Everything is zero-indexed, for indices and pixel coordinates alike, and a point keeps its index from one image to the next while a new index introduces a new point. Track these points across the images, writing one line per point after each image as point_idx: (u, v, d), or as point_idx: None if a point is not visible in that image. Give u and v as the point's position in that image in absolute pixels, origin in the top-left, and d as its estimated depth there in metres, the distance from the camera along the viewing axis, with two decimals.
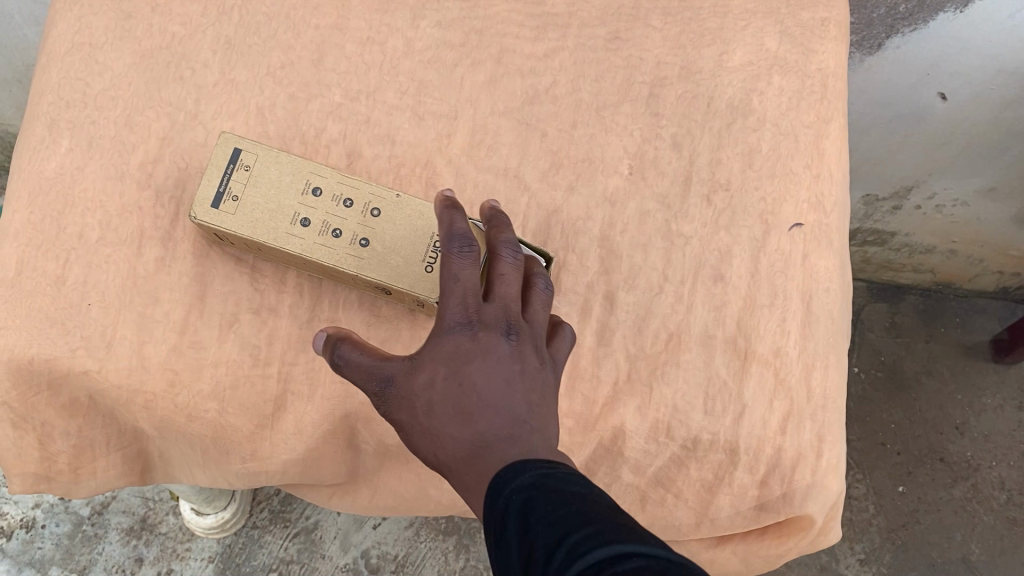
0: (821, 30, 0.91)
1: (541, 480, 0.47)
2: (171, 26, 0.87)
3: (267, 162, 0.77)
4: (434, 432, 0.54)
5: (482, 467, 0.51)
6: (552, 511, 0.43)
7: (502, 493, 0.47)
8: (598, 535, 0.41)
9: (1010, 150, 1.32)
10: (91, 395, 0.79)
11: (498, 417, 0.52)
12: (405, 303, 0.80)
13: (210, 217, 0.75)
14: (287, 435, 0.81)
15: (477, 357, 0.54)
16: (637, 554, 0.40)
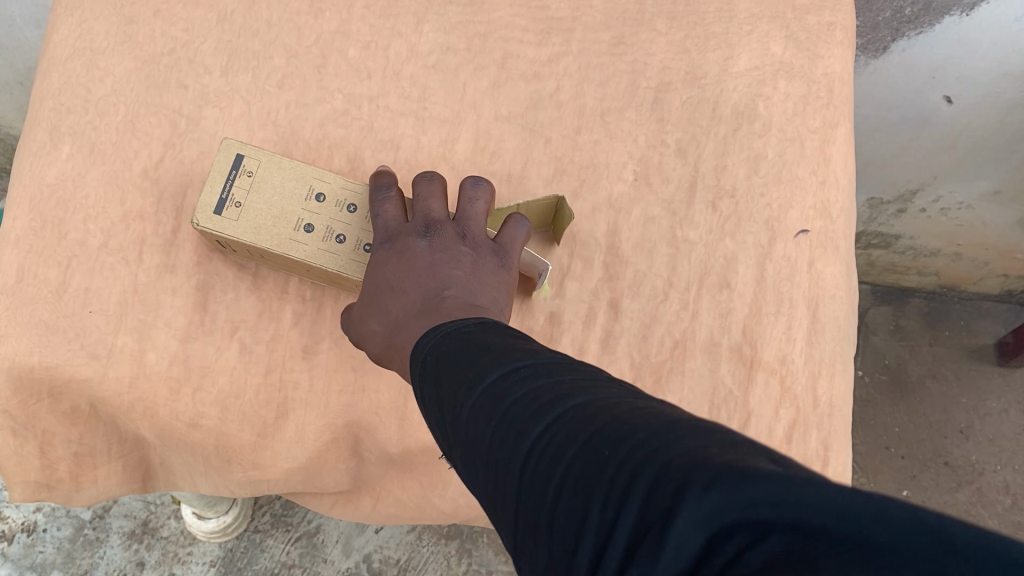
0: (827, 34, 0.91)
1: (455, 334, 0.50)
2: (173, 31, 0.87)
3: (270, 168, 0.77)
4: (372, 330, 0.65)
5: (397, 344, 0.61)
6: (462, 355, 0.46)
7: (423, 349, 0.51)
8: (498, 365, 0.43)
9: (1016, 152, 1.31)
10: (92, 402, 0.79)
11: (408, 295, 0.63)
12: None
13: (213, 223, 0.74)
14: (289, 444, 0.80)
15: (389, 258, 0.66)
16: (528, 370, 0.42)
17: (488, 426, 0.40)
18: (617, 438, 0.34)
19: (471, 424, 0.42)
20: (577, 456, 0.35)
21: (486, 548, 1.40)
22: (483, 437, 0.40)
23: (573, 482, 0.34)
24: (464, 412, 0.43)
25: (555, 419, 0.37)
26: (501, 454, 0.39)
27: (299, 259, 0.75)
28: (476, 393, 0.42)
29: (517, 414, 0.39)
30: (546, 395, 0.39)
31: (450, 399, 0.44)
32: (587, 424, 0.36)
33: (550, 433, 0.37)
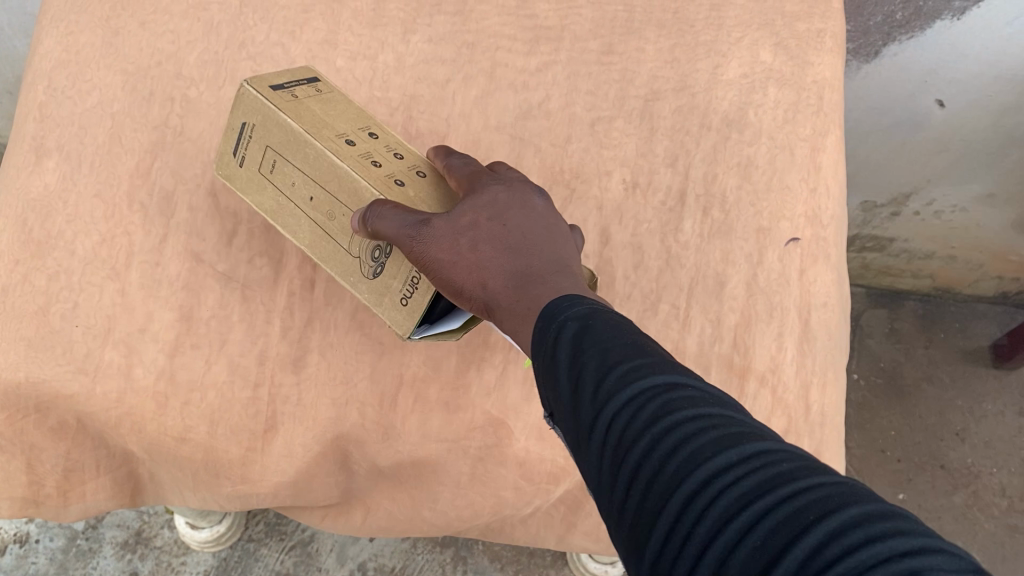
0: (817, 41, 0.90)
1: (591, 310, 0.48)
2: (159, 43, 0.86)
3: (340, 100, 0.72)
4: (480, 265, 0.56)
5: (532, 294, 0.53)
6: (607, 338, 0.45)
7: (548, 315, 0.49)
8: (656, 367, 0.43)
9: (1008, 156, 1.30)
10: (79, 418, 0.78)
11: (544, 257, 0.56)
12: (397, 278, 0.65)
13: (262, 91, 0.67)
14: (278, 457, 0.79)
15: (515, 202, 0.59)
16: (699, 395, 0.41)
17: (640, 424, 0.40)
18: (800, 481, 0.34)
19: (615, 412, 0.41)
20: (749, 482, 0.35)
21: (481, 555, 1.38)
22: (628, 430, 0.40)
23: (757, 524, 0.33)
24: (605, 398, 0.42)
25: (733, 441, 0.37)
26: (648, 453, 0.39)
27: (322, 162, 0.65)
28: (627, 385, 0.42)
29: (683, 424, 0.39)
30: (719, 419, 0.39)
31: (586, 380, 0.44)
32: (767, 460, 0.36)
33: (721, 451, 0.37)
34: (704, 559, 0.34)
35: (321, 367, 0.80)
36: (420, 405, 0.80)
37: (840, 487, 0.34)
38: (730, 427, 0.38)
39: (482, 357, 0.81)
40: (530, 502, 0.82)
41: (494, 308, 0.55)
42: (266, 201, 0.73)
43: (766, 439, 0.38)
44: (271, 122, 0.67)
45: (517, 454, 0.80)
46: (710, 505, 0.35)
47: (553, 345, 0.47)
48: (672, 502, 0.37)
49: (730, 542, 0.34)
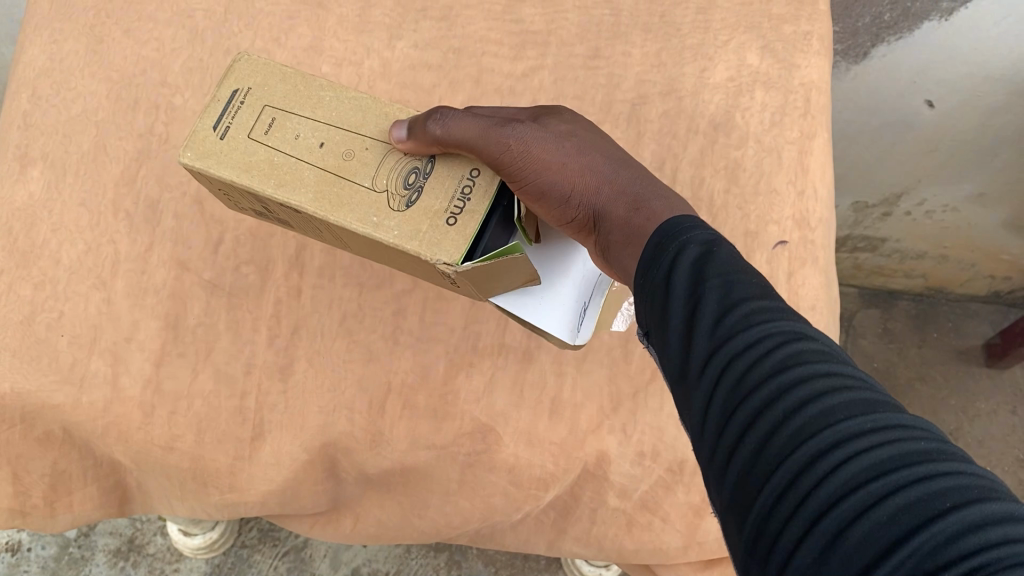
0: (804, 44, 0.90)
1: (716, 244, 0.51)
2: (144, 50, 0.86)
3: None
4: (593, 174, 0.61)
5: (650, 201, 0.59)
6: (733, 274, 0.48)
7: (668, 247, 0.52)
8: (783, 312, 0.45)
9: (998, 156, 1.30)
10: (65, 428, 0.78)
11: (632, 172, 0.62)
12: (441, 201, 0.58)
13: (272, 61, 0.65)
14: (266, 466, 0.79)
15: (592, 126, 0.66)
16: (825, 354, 0.42)
17: (759, 356, 0.43)
18: (937, 463, 0.36)
19: (736, 341, 0.44)
20: (868, 421, 0.38)
21: (475, 559, 1.36)
22: (744, 360, 0.43)
23: (876, 485, 0.35)
24: (727, 329, 0.45)
25: (854, 387, 0.40)
26: (767, 377, 0.42)
27: (354, 104, 0.62)
28: (749, 321, 0.45)
29: (808, 361, 0.41)
30: (840, 365, 0.42)
31: (708, 311, 0.47)
32: (886, 411, 0.39)
33: (856, 416, 0.38)
34: (803, 474, 0.37)
35: (309, 375, 0.79)
36: (408, 412, 0.79)
37: (949, 450, 0.37)
38: (851, 375, 0.41)
39: (470, 362, 0.81)
40: (520, 508, 0.81)
41: (605, 214, 0.60)
42: (248, 166, 0.59)
43: (882, 395, 0.41)
44: (286, 80, 0.63)
45: (506, 460, 0.79)
46: (823, 430, 0.38)
47: (675, 271, 0.50)
48: (780, 422, 0.39)
49: (838, 464, 0.36)
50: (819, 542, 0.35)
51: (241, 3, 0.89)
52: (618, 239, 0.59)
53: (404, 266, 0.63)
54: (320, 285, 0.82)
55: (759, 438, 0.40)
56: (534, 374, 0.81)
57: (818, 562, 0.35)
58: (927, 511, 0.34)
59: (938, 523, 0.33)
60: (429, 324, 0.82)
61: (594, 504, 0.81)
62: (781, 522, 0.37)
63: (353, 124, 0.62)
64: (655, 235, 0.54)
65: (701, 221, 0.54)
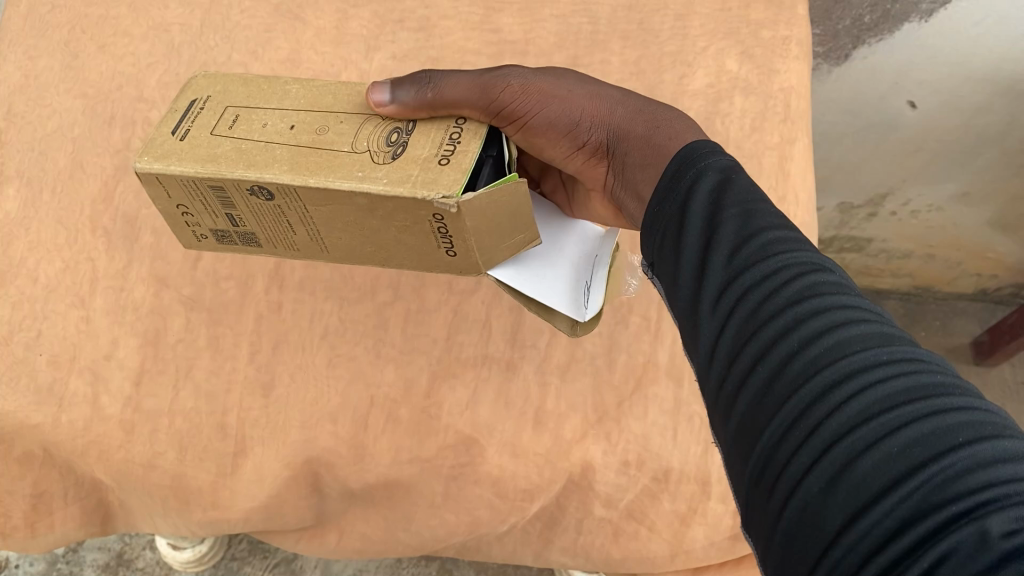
0: (783, 49, 0.90)
1: (731, 179, 0.50)
2: (120, 67, 0.85)
3: None
4: (599, 102, 0.64)
5: (662, 120, 0.62)
6: (751, 210, 0.47)
7: (684, 178, 0.52)
8: (801, 244, 0.45)
9: (981, 155, 1.30)
10: (45, 448, 0.77)
11: (629, 95, 0.65)
12: (429, 151, 0.54)
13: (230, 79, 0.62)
14: (248, 482, 0.78)
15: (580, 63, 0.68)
16: (845, 286, 0.42)
17: (775, 287, 0.42)
18: (952, 396, 0.35)
19: (752, 272, 0.44)
20: (883, 352, 0.37)
21: (467, 568, 1.34)
22: (759, 292, 0.43)
23: (891, 416, 0.35)
24: (743, 262, 0.45)
25: (870, 319, 0.40)
26: (784, 308, 0.41)
27: (322, 91, 0.59)
28: (766, 254, 0.44)
29: (827, 292, 0.41)
30: (859, 297, 0.41)
31: (724, 243, 0.46)
32: (903, 344, 0.38)
33: (873, 347, 0.38)
34: (817, 402, 0.37)
35: (290, 391, 0.79)
36: (391, 425, 0.79)
37: (965, 385, 0.36)
38: (868, 307, 0.41)
39: (453, 373, 0.81)
40: (506, 520, 0.81)
41: (620, 137, 0.63)
42: (212, 156, 0.53)
43: (899, 328, 0.40)
44: (246, 87, 0.60)
45: (490, 472, 0.78)
46: (839, 359, 0.38)
47: (692, 205, 0.50)
48: (795, 351, 0.39)
49: (853, 393, 0.36)
50: (829, 470, 0.35)
51: (217, 16, 0.88)
52: (636, 160, 0.61)
53: (392, 255, 0.57)
54: (300, 299, 0.82)
55: (772, 367, 0.40)
56: (518, 385, 0.81)
57: (827, 490, 0.35)
58: (939, 442, 0.33)
59: (950, 454, 0.33)
60: (412, 336, 0.82)
61: (580, 514, 0.81)
62: (790, 450, 0.37)
63: (325, 107, 0.58)
64: (671, 164, 0.53)
65: (720, 149, 0.53)
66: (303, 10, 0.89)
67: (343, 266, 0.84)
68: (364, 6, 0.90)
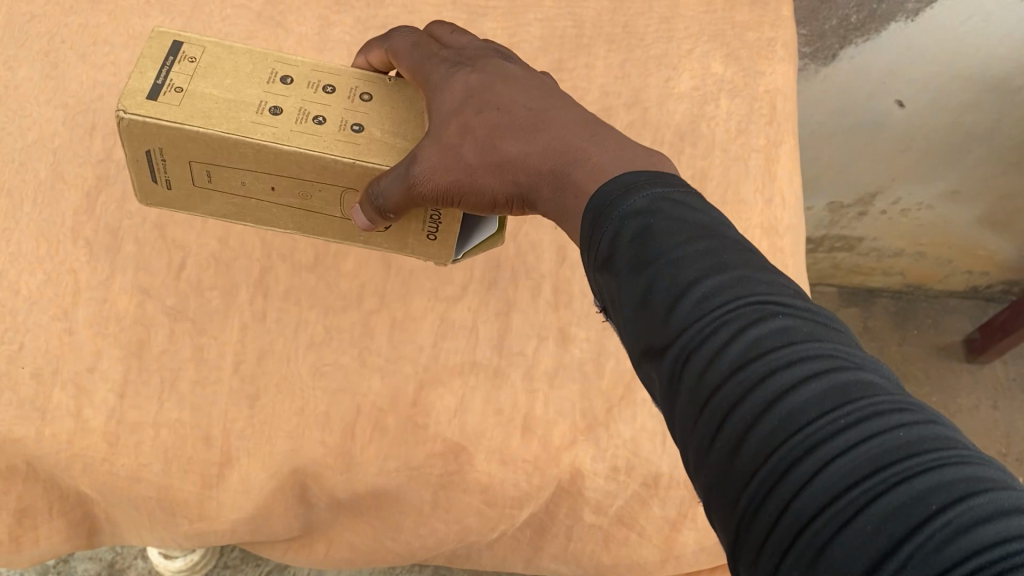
0: (768, 50, 0.91)
1: (657, 208, 0.45)
2: (103, 77, 0.85)
3: (218, 53, 0.61)
4: (510, 162, 0.55)
5: (572, 177, 0.52)
6: (680, 252, 0.42)
7: (606, 224, 0.46)
8: (741, 284, 0.40)
9: (970, 152, 1.30)
10: (29, 461, 0.76)
11: (543, 145, 0.54)
12: (414, 223, 0.65)
13: (148, 109, 0.57)
14: (235, 493, 0.78)
15: (492, 82, 0.58)
16: (791, 328, 0.38)
17: (719, 349, 0.38)
18: (916, 453, 0.32)
19: (692, 333, 0.39)
20: (838, 415, 0.34)
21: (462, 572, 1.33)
22: (702, 356, 0.39)
23: (859, 490, 0.32)
24: (681, 321, 0.40)
25: (824, 372, 0.36)
26: (729, 372, 0.37)
27: (273, 129, 0.58)
28: (705, 308, 0.40)
29: (771, 347, 0.37)
30: (807, 343, 0.37)
31: (659, 298, 0.42)
32: (862, 398, 0.35)
33: (826, 411, 0.34)
34: (780, 481, 0.34)
35: (276, 401, 0.79)
36: (378, 435, 0.78)
37: (925, 430, 0.33)
38: (821, 352, 0.37)
39: (441, 381, 0.80)
40: (495, 528, 0.81)
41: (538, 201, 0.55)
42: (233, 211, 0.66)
43: (857, 369, 0.36)
44: (182, 136, 0.57)
45: (479, 480, 0.78)
46: (796, 431, 0.34)
47: (618, 258, 0.44)
48: (748, 425, 0.36)
49: (815, 470, 0.33)
50: (805, 558, 0.32)
51: (199, 23, 0.87)
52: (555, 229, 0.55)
53: None
54: (285, 308, 0.82)
55: (729, 443, 0.36)
56: (506, 392, 0.80)
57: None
58: (914, 513, 0.30)
59: (926, 527, 0.30)
60: (398, 344, 0.81)
61: (570, 520, 0.80)
62: (763, 534, 0.34)
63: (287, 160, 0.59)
64: (590, 209, 0.47)
65: (642, 180, 0.47)
66: (286, 17, 0.89)
67: (328, 274, 0.83)
68: (349, 12, 0.89)
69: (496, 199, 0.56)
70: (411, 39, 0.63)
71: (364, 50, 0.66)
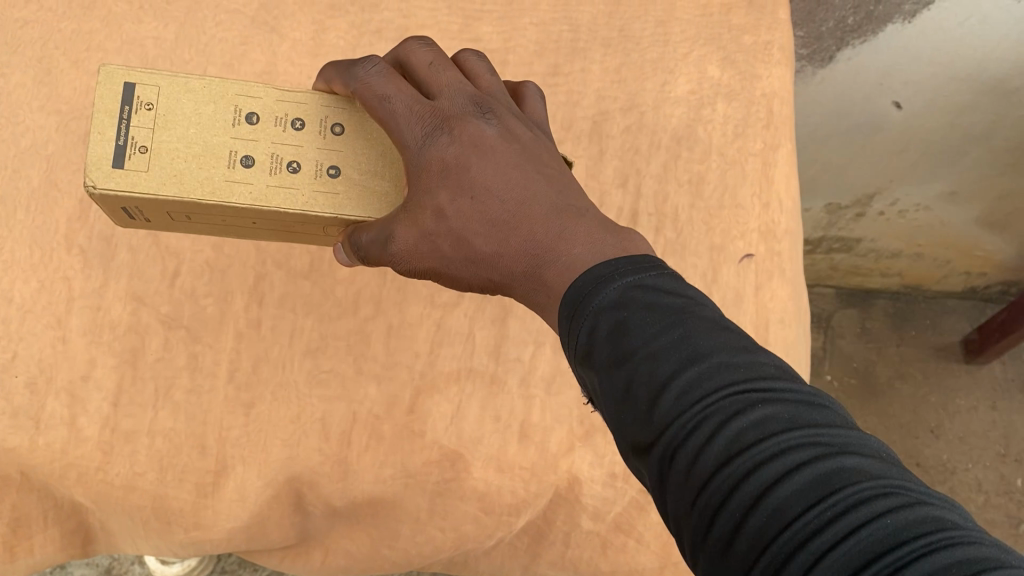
0: (765, 54, 0.90)
1: (627, 300, 0.44)
2: (93, 82, 0.84)
3: (177, 95, 0.59)
4: (482, 260, 0.53)
5: (545, 281, 0.50)
6: (653, 345, 0.42)
7: (581, 320, 0.45)
8: (719, 373, 0.40)
9: (967, 154, 1.30)
10: (22, 472, 0.76)
11: (516, 251, 0.52)
12: None
13: (117, 180, 0.56)
14: (230, 502, 0.77)
15: (468, 158, 0.53)
16: (769, 418, 0.38)
17: (702, 447, 0.38)
18: (909, 543, 0.32)
19: (675, 430, 0.39)
20: (826, 509, 0.34)
21: None
22: (686, 453, 0.38)
23: None
24: (663, 418, 0.40)
25: (806, 463, 0.36)
26: (713, 471, 0.37)
27: (250, 188, 0.58)
28: (685, 404, 0.40)
29: (751, 442, 0.37)
30: (787, 434, 0.37)
31: (639, 394, 0.41)
32: (846, 486, 0.35)
33: (812, 507, 0.34)
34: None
35: (271, 408, 0.78)
36: (374, 443, 0.78)
37: (914, 512, 0.34)
38: (802, 441, 0.37)
39: (436, 388, 0.80)
40: (492, 535, 0.80)
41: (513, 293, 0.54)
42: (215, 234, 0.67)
43: (841, 454, 0.36)
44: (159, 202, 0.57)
45: (476, 487, 0.78)
46: (785, 530, 0.34)
47: (593, 355, 0.44)
48: (738, 525, 0.36)
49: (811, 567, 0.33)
50: None
51: (192, 29, 0.86)
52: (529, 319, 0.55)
53: None
54: (279, 315, 0.81)
55: (722, 543, 0.36)
56: (502, 400, 0.80)
57: None
58: None
59: None
60: (394, 351, 0.81)
61: (567, 527, 0.80)
62: None
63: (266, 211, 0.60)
64: (565, 305, 0.47)
65: (609, 270, 0.46)
66: (279, 22, 0.88)
67: (323, 280, 0.82)
68: (342, 17, 0.88)
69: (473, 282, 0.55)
70: (381, 81, 0.56)
71: (328, 75, 0.60)
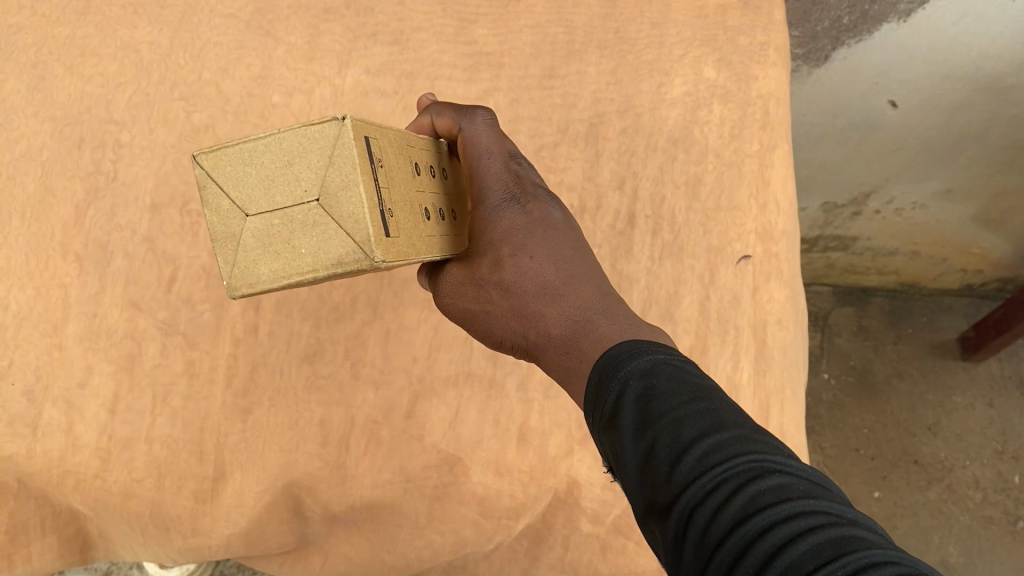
0: (761, 55, 0.88)
1: (659, 370, 0.45)
2: (88, 88, 0.84)
3: (383, 144, 0.45)
4: (524, 319, 0.54)
5: (580, 345, 0.51)
6: (682, 411, 0.42)
7: (610, 385, 0.46)
8: (739, 443, 0.40)
9: (963, 152, 1.30)
10: (21, 478, 0.76)
11: (565, 321, 0.53)
12: None
13: (392, 253, 0.42)
14: (229, 508, 0.77)
15: (535, 229, 0.55)
16: (787, 484, 0.37)
17: (718, 506, 0.37)
18: None
19: (693, 489, 0.38)
20: (836, 567, 0.32)
21: None
22: (703, 513, 0.37)
23: None
24: (684, 480, 0.39)
25: (820, 526, 0.34)
26: (727, 529, 0.36)
27: (436, 241, 0.50)
28: (706, 466, 0.39)
29: (766, 503, 0.36)
30: (802, 499, 0.36)
31: (661, 456, 0.41)
32: (858, 549, 0.33)
33: (825, 563, 0.32)
34: None
35: (270, 413, 0.78)
36: (373, 447, 0.78)
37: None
38: (816, 508, 0.35)
39: (435, 392, 0.80)
40: (492, 539, 0.79)
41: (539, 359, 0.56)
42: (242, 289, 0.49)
43: (851, 524, 0.34)
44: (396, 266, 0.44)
45: (475, 492, 0.77)
46: None
47: (620, 419, 0.44)
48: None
49: None
50: None
51: (187, 34, 0.86)
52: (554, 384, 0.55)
53: None
54: (276, 321, 0.81)
55: None
56: (500, 403, 0.79)
57: None
58: None
59: None
60: (391, 356, 0.81)
61: (567, 530, 0.79)
62: None
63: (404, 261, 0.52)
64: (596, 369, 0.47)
65: (641, 345, 0.48)
66: (274, 26, 0.87)
67: (320, 285, 0.82)
68: (337, 20, 0.88)
69: (505, 340, 0.57)
70: (489, 137, 0.56)
71: (433, 111, 0.59)
